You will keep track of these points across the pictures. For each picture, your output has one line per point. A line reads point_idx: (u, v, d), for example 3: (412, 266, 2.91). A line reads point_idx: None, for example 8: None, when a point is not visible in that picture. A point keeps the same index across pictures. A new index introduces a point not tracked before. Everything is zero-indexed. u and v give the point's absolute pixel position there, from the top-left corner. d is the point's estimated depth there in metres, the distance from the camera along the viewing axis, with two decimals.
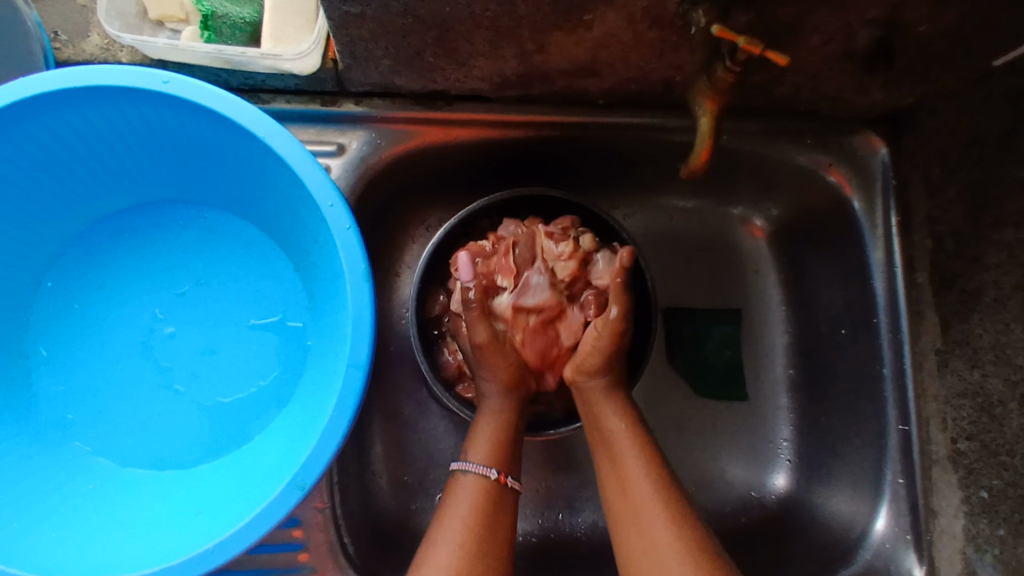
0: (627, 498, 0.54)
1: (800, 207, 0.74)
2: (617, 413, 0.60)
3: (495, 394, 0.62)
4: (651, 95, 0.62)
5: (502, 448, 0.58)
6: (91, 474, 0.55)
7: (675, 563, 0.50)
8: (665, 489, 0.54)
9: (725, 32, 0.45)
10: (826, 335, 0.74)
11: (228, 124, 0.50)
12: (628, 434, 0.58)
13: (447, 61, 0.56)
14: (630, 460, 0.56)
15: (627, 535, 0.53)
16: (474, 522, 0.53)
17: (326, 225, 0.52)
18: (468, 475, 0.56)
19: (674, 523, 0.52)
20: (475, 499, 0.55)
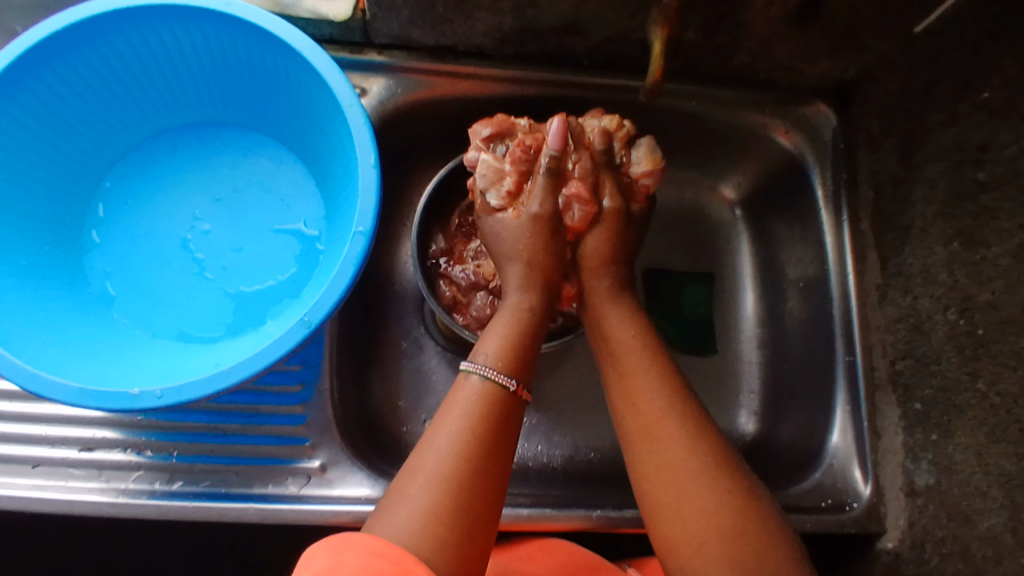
0: (639, 414, 0.57)
1: (763, 176, 0.83)
2: (627, 321, 0.62)
3: (519, 290, 0.62)
4: (628, 56, 0.74)
5: (514, 352, 0.59)
6: (122, 338, 0.63)
7: (689, 482, 0.53)
8: (678, 403, 0.57)
9: None
10: (787, 290, 0.82)
11: (271, 42, 0.61)
12: (637, 346, 0.60)
13: (456, 14, 0.68)
14: (642, 375, 0.59)
15: (638, 449, 0.57)
16: (478, 438, 0.53)
17: (347, 128, 0.62)
18: (475, 377, 0.57)
19: (687, 436, 0.55)
20: (480, 412, 0.55)
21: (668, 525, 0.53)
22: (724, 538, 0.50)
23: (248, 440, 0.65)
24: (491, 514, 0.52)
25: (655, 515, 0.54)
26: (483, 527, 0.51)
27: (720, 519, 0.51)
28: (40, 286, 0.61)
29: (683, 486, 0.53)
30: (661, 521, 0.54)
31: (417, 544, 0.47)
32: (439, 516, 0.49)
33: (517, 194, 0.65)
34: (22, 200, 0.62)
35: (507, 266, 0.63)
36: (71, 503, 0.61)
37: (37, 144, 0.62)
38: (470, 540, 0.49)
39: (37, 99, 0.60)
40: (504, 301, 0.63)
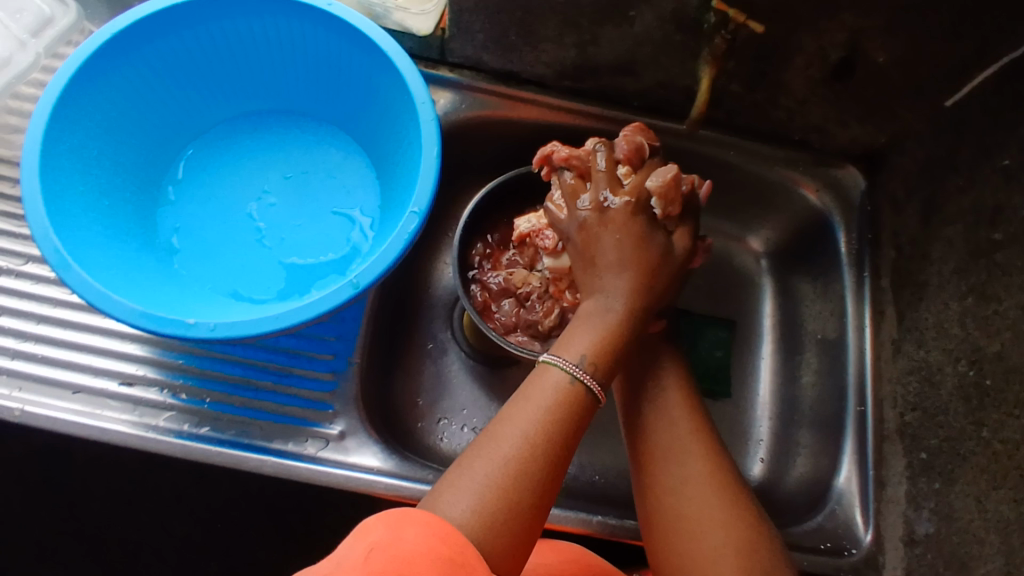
0: (673, 431, 0.61)
1: (791, 232, 0.87)
2: (671, 349, 0.67)
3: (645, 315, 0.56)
4: (674, 101, 0.80)
5: (608, 359, 0.54)
6: (180, 281, 0.68)
7: (712, 501, 0.57)
8: (708, 431, 0.62)
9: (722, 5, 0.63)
10: (806, 342, 0.84)
11: (362, 41, 0.68)
12: (678, 372, 0.65)
13: (524, 42, 0.75)
14: (679, 399, 0.63)
15: (664, 462, 0.60)
16: (552, 438, 0.51)
17: (413, 123, 0.68)
18: (576, 383, 0.53)
19: (715, 460, 0.60)
20: (558, 411, 0.52)
21: (685, 536, 0.56)
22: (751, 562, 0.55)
23: (277, 398, 0.68)
24: (543, 515, 0.51)
25: (671, 529, 0.57)
26: (539, 528, 0.50)
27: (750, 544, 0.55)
28: (118, 225, 0.67)
29: (707, 504, 0.57)
30: (676, 532, 0.57)
31: (487, 541, 0.47)
32: (511, 517, 0.48)
33: (670, 220, 0.59)
34: (118, 149, 0.69)
35: (631, 274, 0.55)
36: (103, 430, 0.65)
37: (138, 100, 0.69)
38: (525, 543, 0.49)
39: (147, 60, 0.68)
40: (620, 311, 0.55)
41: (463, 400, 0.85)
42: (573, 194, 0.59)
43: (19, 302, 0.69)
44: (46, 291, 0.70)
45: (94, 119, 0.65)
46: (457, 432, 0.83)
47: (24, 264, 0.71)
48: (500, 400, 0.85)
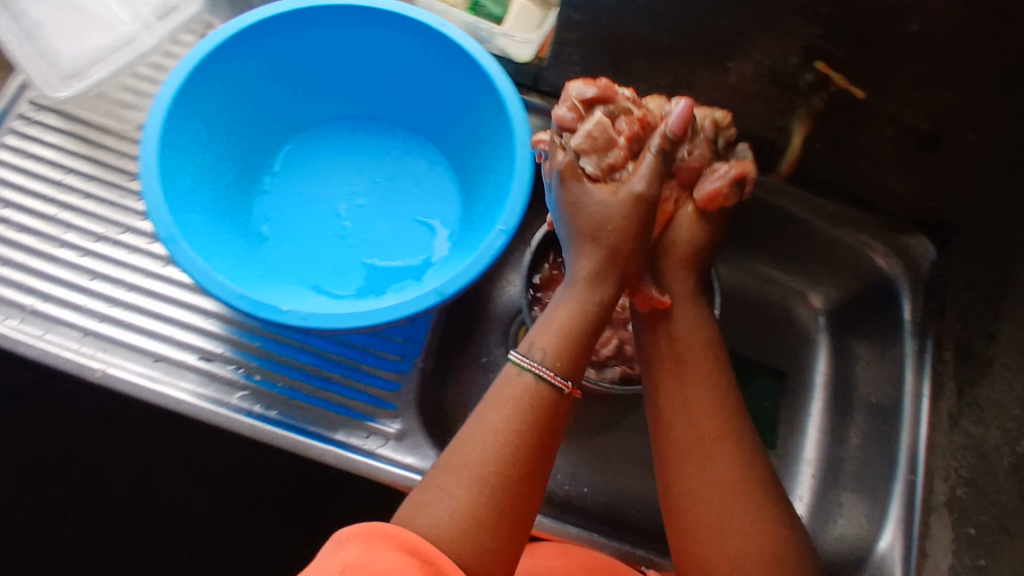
0: (693, 427, 0.59)
1: (852, 292, 0.88)
2: (699, 323, 0.62)
3: (607, 280, 0.60)
4: (756, 151, 0.81)
5: (567, 346, 0.59)
6: (268, 267, 0.71)
7: (731, 502, 0.56)
8: (732, 421, 0.59)
9: (827, 68, 0.68)
10: (857, 403, 0.84)
11: (470, 64, 0.71)
12: (704, 351, 0.62)
13: (618, 79, 0.77)
14: (703, 386, 0.60)
15: (684, 458, 0.58)
16: (514, 445, 0.55)
17: (507, 146, 0.71)
18: (526, 375, 0.58)
19: (736, 455, 0.58)
20: (520, 417, 0.56)
21: (701, 533, 0.56)
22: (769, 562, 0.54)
23: (344, 390, 0.71)
24: (520, 524, 0.54)
25: (688, 521, 0.57)
26: (516, 537, 0.53)
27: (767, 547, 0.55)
28: (219, 207, 0.70)
29: (727, 504, 0.56)
30: (692, 527, 0.57)
31: (467, 549, 0.50)
32: (479, 527, 0.51)
33: (612, 170, 0.60)
34: (226, 135, 0.72)
35: (582, 248, 0.60)
36: (180, 402, 0.67)
37: (250, 92, 0.73)
38: (512, 542, 0.53)
39: (265, 57, 0.71)
40: (580, 291, 0.60)
41: None
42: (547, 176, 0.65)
43: (115, 269, 0.71)
44: (139, 261, 0.72)
45: (211, 106, 0.69)
46: None
47: (122, 233, 0.72)
48: None
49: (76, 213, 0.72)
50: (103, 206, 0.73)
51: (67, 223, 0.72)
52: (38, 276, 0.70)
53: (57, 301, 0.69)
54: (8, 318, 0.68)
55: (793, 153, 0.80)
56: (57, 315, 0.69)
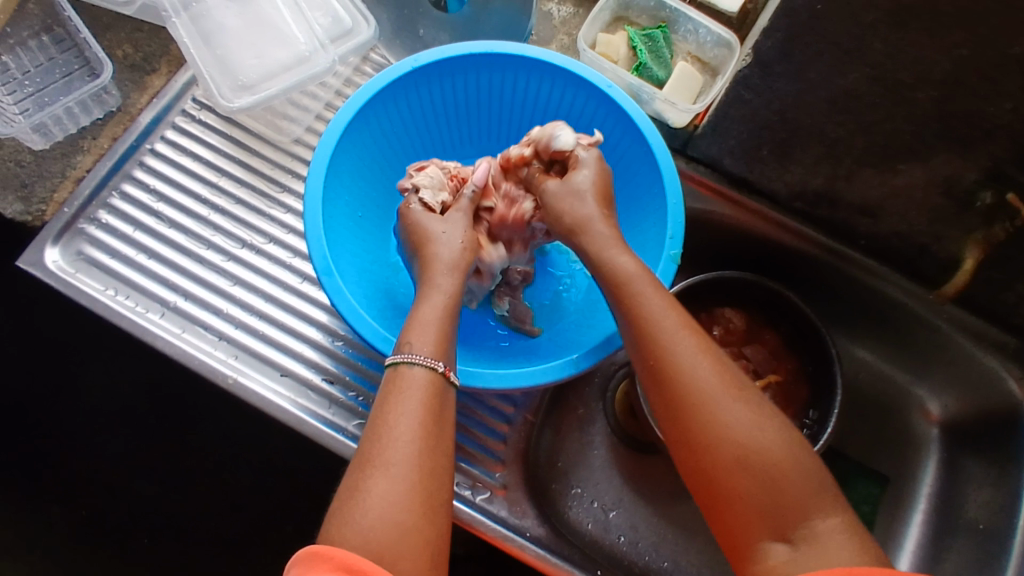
0: (646, 357, 0.53)
1: (976, 409, 0.83)
2: (630, 256, 0.57)
3: (446, 282, 0.58)
4: (902, 252, 0.78)
5: (444, 337, 0.54)
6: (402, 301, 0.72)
7: (703, 423, 0.50)
8: (687, 341, 0.52)
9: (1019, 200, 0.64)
10: (963, 526, 0.81)
11: (633, 130, 0.70)
12: (643, 277, 0.56)
13: (774, 161, 0.75)
14: (649, 314, 0.54)
15: (652, 392, 0.54)
16: (414, 425, 0.49)
17: (655, 216, 0.69)
18: (422, 370, 0.51)
19: (702, 375, 0.51)
20: (416, 396, 0.50)
21: (686, 459, 0.51)
22: (779, 478, 0.48)
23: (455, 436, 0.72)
24: (438, 513, 0.48)
25: (677, 448, 0.52)
26: (437, 522, 0.47)
27: (774, 461, 0.48)
28: (365, 235, 0.71)
29: (697, 428, 0.50)
30: (680, 454, 0.52)
31: (389, 544, 0.45)
32: (400, 523, 0.45)
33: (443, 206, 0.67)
34: (379, 164, 0.74)
35: (433, 243, 0.61)
36: (302, 420, 0.68)
37: (408, 125, 0.74)
38: (434, 531, 0.47)
39: (429, 94, 0.72)
40: (440, 289, 0.57)
41: (603, 473, 0.87)
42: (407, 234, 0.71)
43: (254, 278, 0.73)
44: (278, 274, 0.74)
45: (372, 136, 0.71)
46: (586, 505, 0.84)
47: (267, 243, 0.75)
48: (634, 485, 0.86)
49: (224, 217, 0.75)
50: (252, 213, 0.76)
51: (215, 225, 0.75)
52: (181, 274, 0.73)
53: (198, 301, 0.72)
54: (150, 310, 0.71)
55: (964, 275, 0.75)
56: (196, 316, 0.71)
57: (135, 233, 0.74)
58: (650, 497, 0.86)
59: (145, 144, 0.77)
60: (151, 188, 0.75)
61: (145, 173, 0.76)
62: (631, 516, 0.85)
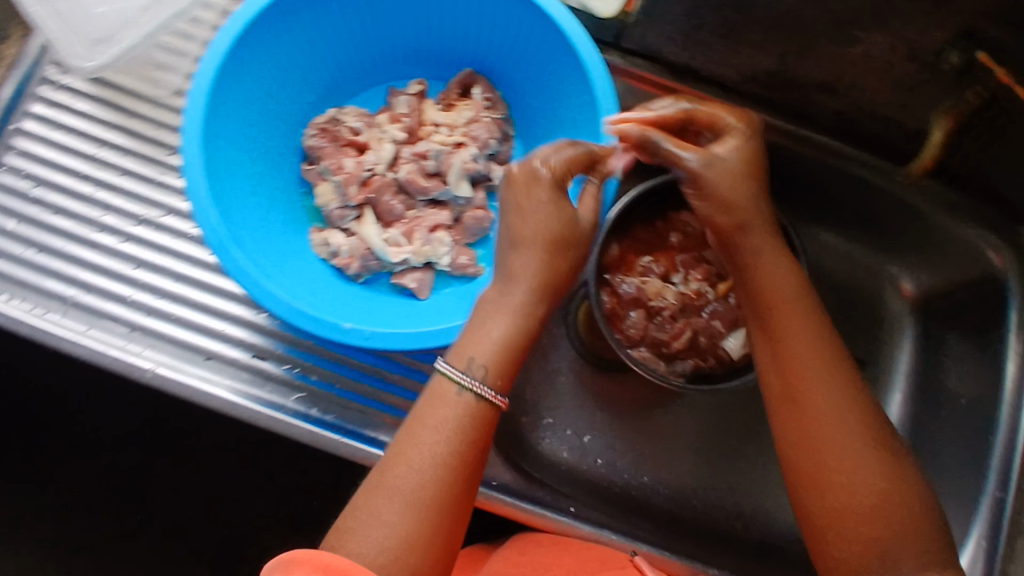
0: (787, 376, 0.54)
1: (954, 281, 0.79)
2: (790, 273, 0.55)
3: (527, 296, 0.54)
4: (868, 130, 0.70)
5: (507, 361, 0.53)
6: (318, 270, 0.65)
7: (836, 453, 0.51)
8: (837, 372, 0.53)
9: (990, 60, 0.58)
10: (945, 402, 0.79)
11: (551, 29, 0.60)
12: (795, 298, 0.55)
13: (720, 41, 0.66)
14: (800, 338, 0.54)
15: (780, 410, 0.54)
16: (450, 460, 0.50)
17: (591, 127, 0.61)
18: (467, 394, 0.52)
19: (841, 407, 0.52)
20: (457, 429, 0.51)
21: (806, 485, 0.52)
22: (890, 509, 0.50)
23: (404, 393, 0.66)
24: (449, 544, 0.50)
25: (792, 470, 0.54)
26: (445, 555, 0.50)
27: (886, 493, 0.50)
28: (269, 195, 0.64)
29: (833, 453, 0.51)
30: (796, 476, 0.53)
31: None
32: (410, 555, 0.48)
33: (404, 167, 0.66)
34: (271, 110, 0.65)
35: (535, 250, 0.54)
36: (232, 404, 0.64)
37: (297, 58, 0.64)
38: (441, 560, 0.50)
39: (315, 18, 0.63)
40: (513, 294, 0.54)
41: (572, 399, 0.83)
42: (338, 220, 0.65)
43: (157, 257, 0.67)
44: (185, 248, 0.68)
45: (254, 77, 0.61)
46: (559, 434, 0.82)
47: (164, 216, 0.68)
48: (604, 407, 0.83)
49: (112, 192, 0.68)
50: (142, 183, 0.69)
51: (104, 204, 0.68)
52: (77, 265, 0.66)
53: (100, 292, 0.66)
54: (50, 311, 0.65)
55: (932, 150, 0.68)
56: (101, 308, 0.66)
57: (16, 226, 0.67)
58: (623, 418, 0.83)
59: (11, 124, 0.69)
60: (26, 173, 0.68)
61: (16, 156, 0.68)
62: (604, 438, 0.82)
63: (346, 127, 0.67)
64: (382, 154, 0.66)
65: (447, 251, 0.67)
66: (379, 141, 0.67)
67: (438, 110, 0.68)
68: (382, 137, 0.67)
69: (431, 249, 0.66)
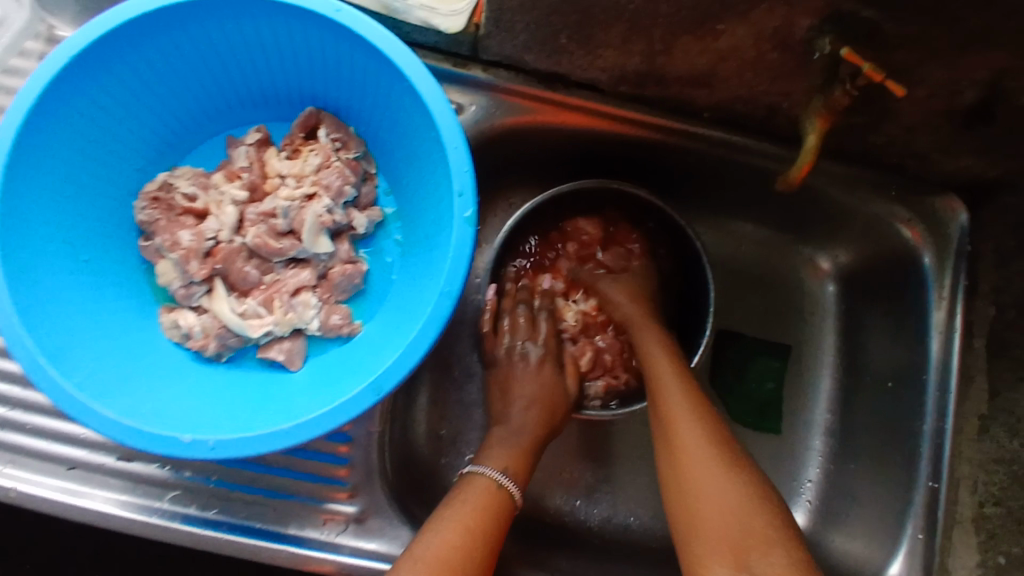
0: (663, 423, 0.59)
1: (870, 257, 0.75)
2: (660, 348, 0.64)
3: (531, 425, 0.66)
4: (754, 118, 0.65)
5: (522, 465, 0.63)
6: (170, 358, 0.59)
7: (698, 476, 0.54)
8: (703, 416, 0.58)
9: (854, 56, 0.51)
10: (870, 384, 0.75)
11: (384, 63, 0.54)
12: (669, 364, 0.63)
13: (578, 46, 0.60)
14: (671, 392, 0.60)
15: (662, 454, 0.58)
16: (486, 520, 0.56)
17: (442, 168, 0.55)
18: (501, 488, 0.60)
19: (707, 441, 0.56)
20: (490, 503, 0.58)
21: (679, 518, 0.54)
22: (742, 521, 0.50)
23: (289, 474, 0.62)
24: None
25: (673, 510, 0.55)
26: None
27: (737, 505, 0.51)
28: (102, 284, 0.57)
29: (692, 478, 0.54)
30: (676, 514, 0.55)
31: None
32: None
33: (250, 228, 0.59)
34: (91, 186, 0.58)
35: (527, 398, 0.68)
36: (105, 515, 0.60)
37: (110, 125, 0.57)
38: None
39: (120, 80, 0.55)
40: (524, 428, 0.65)
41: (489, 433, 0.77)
42: (187, 298, 0.59)
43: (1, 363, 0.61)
44: None
45: (60, 157, 0.54)
46: None
47: None
48: None
49: None
50: None
51: None
52: None
53: None
54: None
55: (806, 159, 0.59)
56: None
57: None
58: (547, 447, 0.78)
59: None
60: None
61: None
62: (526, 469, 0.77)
63: (182, 193, 0.60)
64: (224, 220, 0.59)
65: (314, 314, 0.60)
66: (220, 204, 0.60)
67: (283, 158, 0.62)
68: (224, 197, 0.60)
69: (294, 315, 0.59)
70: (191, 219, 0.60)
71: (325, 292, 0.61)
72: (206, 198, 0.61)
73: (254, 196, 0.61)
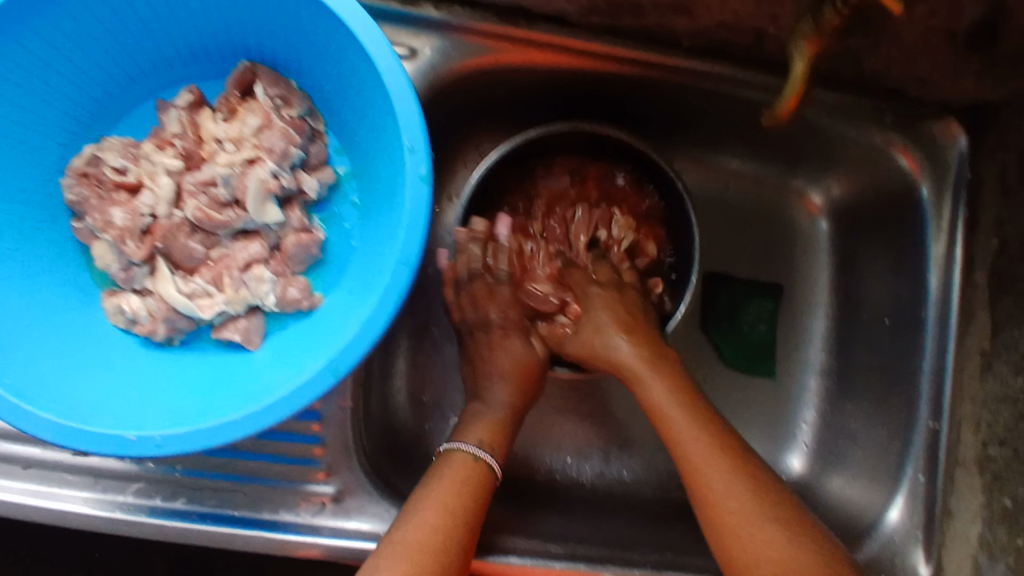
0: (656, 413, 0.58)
1: (866, 188, 0.70)
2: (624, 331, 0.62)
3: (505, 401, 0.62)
4: (738, 45, 0.60)
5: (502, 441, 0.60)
6: (117, 347, 0.55)
7: (710, 466, 0.54)
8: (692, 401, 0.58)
9: None
10: (867, 323, 0.71)
11: (319, 7, 0.48)
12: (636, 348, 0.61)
13: None
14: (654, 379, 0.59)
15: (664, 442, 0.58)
16: (461, 497, 0.53)
17: (392, 122, 0.50)
18: (479, 461, 0.57)
19: (704, 428, 0.56)
20: (467, 478, 0.55)
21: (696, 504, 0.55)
22: (767, 506, 0.52)
23: (259, 457, 0.59)
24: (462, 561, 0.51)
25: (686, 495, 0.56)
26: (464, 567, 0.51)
27: (757, 491, 0.53)
28: (33, 274, 0.53)
29: (704, 468, 0.54)
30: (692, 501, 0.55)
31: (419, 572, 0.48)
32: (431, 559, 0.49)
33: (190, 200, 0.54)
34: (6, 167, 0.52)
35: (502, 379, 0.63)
36: (65, 515, 0.57)
37: (19, 98, 0.51)
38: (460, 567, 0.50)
39: (24, 47, 0.49)
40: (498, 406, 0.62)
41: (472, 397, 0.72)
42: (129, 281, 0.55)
43: None
44: None
45: None
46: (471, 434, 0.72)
47: None
48: None
49: None
50: None
51: None
52: None
53: None
54: None
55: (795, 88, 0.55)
56: None
57: None
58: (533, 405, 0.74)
59: None
60: None
61: None
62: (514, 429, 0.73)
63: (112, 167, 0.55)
64: (160, 192, 0.54)
65: (267, 289, 0.55)
66: (154, 176, 0.55)
67: (218, 121, 0.56)
68: (158, 167, 0.55)
69: (246, 291, 0.55)
70: (125, 194, 0.55)
71: (280, 264, 0.56)
72: (138, 169, 0.55)
73: (191, 164, 0.56)
